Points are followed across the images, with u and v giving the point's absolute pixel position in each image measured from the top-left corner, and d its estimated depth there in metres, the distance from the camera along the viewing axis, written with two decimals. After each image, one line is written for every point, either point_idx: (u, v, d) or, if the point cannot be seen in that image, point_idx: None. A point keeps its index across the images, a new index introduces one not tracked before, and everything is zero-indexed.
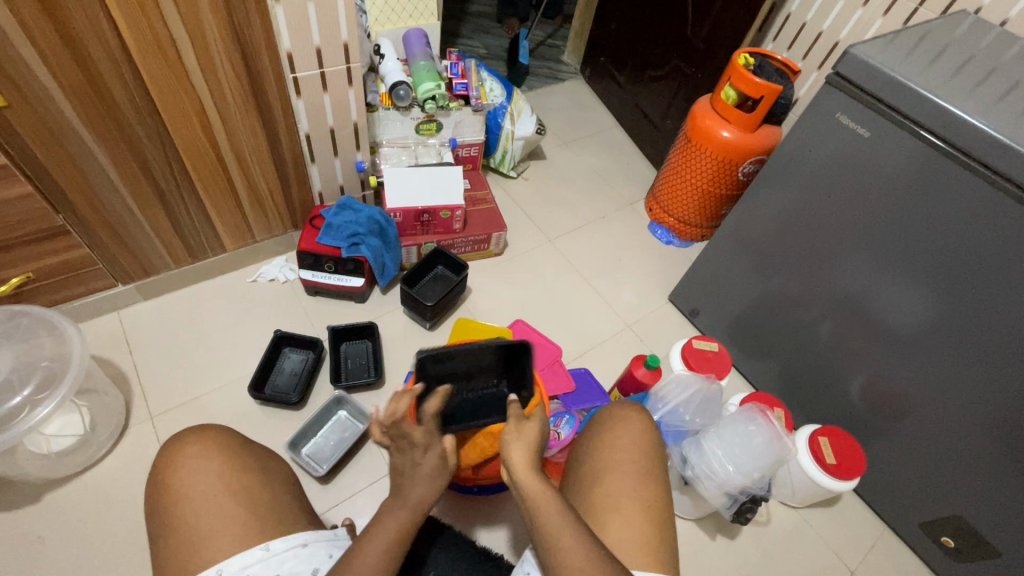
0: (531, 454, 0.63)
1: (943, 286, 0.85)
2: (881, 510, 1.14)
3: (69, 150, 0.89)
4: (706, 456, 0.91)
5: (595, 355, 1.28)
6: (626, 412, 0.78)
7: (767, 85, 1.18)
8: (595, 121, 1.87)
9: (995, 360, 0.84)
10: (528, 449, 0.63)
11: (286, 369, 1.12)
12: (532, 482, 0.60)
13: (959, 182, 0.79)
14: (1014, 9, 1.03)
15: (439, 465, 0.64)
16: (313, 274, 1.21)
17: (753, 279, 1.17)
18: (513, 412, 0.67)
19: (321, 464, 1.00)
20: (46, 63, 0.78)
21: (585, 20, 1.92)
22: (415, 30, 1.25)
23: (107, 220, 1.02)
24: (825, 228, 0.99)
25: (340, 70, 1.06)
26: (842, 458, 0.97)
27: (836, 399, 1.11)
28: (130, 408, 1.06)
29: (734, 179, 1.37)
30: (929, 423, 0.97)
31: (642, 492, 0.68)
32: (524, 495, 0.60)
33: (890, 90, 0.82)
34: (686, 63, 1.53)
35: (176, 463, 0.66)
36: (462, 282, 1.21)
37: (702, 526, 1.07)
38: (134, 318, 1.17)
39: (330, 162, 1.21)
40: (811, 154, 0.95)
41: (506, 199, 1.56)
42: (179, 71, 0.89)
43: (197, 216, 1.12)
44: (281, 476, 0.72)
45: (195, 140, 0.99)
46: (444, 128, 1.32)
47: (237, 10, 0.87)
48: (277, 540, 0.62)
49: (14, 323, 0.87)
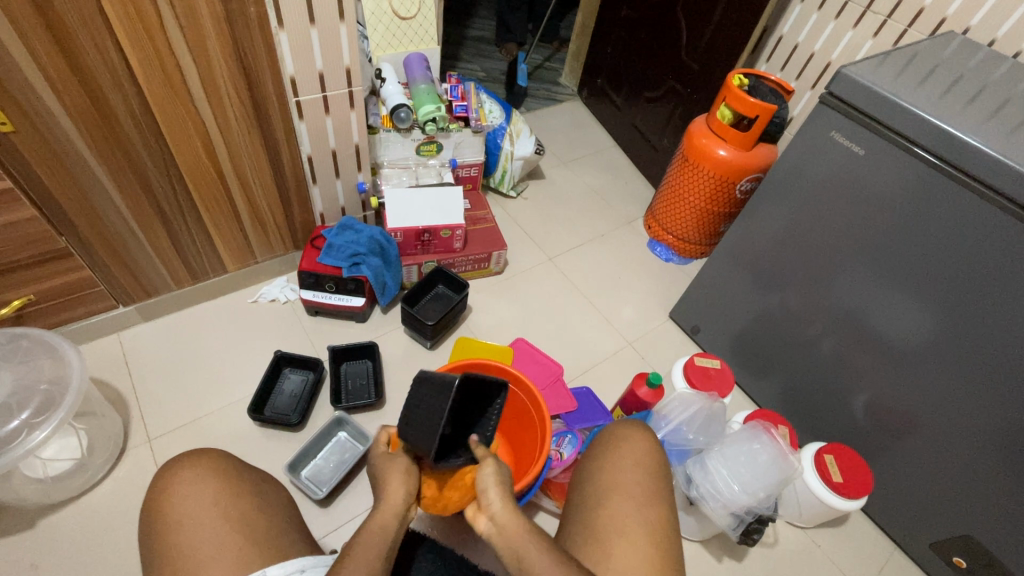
0: (507, 494, 0.59)
1: (942, 302, 0.86)
2: (892, 531, 1.12)
3: (73, 172, 0.90)
4: (711, 475, 0.90)
5: (597, 373, 1.27)
6: (630, 431, 0.78)
7: (761, 105, 1.20)
8: (593, 141, 1.89)
9: (996, 375, 0.84)
10: (505, 488, 0.60)
11: (286, 391, 1.12)
12: (514, 526, 0.57)
13: (953, 196, 0.80)
14: (1001, 30, 1.05)
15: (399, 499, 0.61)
16: (314, 294, 1.21)
17: (752, 295, 1.18)
18: (482, 451, 0.61)
19: (320, 487, 0.99)
20: (53, 87, 0.80)
21: (582, 43, 1.96)
22: (415, 55, 1.27)
23: (108, 241, 1.02)
24: (824, 243, 0.99)
25: (343, 94, 1.08)
26: (849, 476, 0.96)
27: (840, 416, 1.11)
28: (128, 432, 1.05)
29: (732, 197, 1.38)
30: (934, 440, 0.96)
31: (646, 514, 0.67)
32: (508, 540, 0.57)
33: (882, 108, 0.83)
34: (682, 84, 1.55)
35: (171, 488, 0.65)
36: (462, 301, 1.21)
37: (708, 547, 1.05)
38: (133, 340, 1.17)
39: (331, 183, 1.22)
40: (807, 171, 0.96)
41: (506, 218, 1.57)
42: (184, 96, 0.90)
43: (200, 239, 1.13)
44: (279, 500, 0.71)
45: (198, 161, 1.00)
46: (444, 149, 1.33)
47: (242, 37, 0.89)
48: (276, 566, 0.60)
49: (14, 346, 0.87)
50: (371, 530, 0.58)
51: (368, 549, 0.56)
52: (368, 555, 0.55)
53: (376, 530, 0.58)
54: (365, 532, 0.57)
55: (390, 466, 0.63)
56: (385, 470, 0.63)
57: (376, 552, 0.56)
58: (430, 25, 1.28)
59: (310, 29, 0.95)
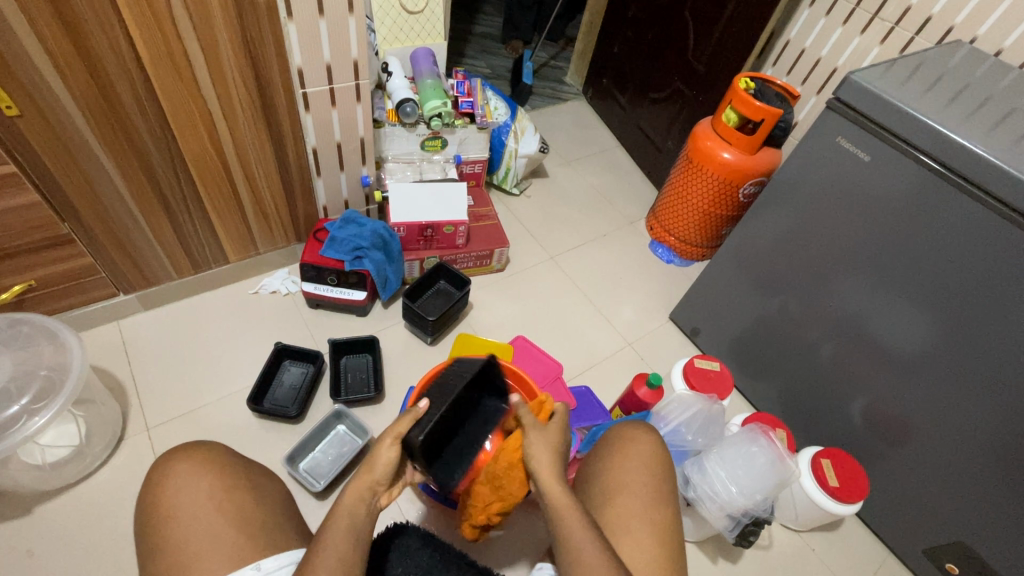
0: (549, 458, 0.64)
1: (942, 310, 0.86)
2: (886, 537, 1.12)
3: (77, 159, 0.89)
4: (709, 477, 0.90)
5: (596, 372, 1.27)
6: (637, 433, 0.77)
7: (766, 108, 1.20)
8: (598, 142, 1.89)
9: (998, 384, 0.84)
10: (546, 453, 0.65)
11: (286, 382, 1.12)
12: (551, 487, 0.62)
13: (954, 204, 0.80)
14: (1008, 40, 1.05)
15: (365, 496, 0.59)
16: (316, 287, 1.21)
17: (753, 299, 1.18)
18: (527, 420, 0.67)
19: (319, 480, 0.98)
20: (60, 73, 0.80)
21: (588, 42, 1.96)
22: (423, 49, 1.27)
23: (111, 229, 1.02)
24: (825, 249, 0.99)
25: (350, 87, 1.08)
26: (845, 481, 0.96)
27: (838, 421, 1.11)
28: (127, 420, 1.04)
29: (735, 201, 1.39)
30: (930, 448, 0.97)
31: (651, 514, 0.67)
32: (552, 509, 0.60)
33: (889, 115, 0.83)
34: (688, 86, 1.55)
35: (166, 480, 0.65)
36: (463, 297, 1.21)
37: (704, 548, 1.06)
38: (133, 328, 1.17)
39: (336, 176, 1.22)
40: (811, 177, 0.97)
41: (508, 215, 1.57)
42: (191, 86, 0.90)
43: (203, 230, 1.13)
44: (274, 495, 0.70)
45: (203, 151, 1.00)
46: (449, 145, 1.33)
47: (251, 28, 0.89)
48: (268, 559, 0.60)
49: (14, 331, 0.86)
50: (337, 515, 0.57)
51: (337, 533, 0.56)
52: (340, 540, 0.55)
53: (341, 518, 0.57)
54: (336, 517, 0.57)
55: (380, 451, 0.61)
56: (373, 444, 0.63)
57: (346, 535, 0.56)
58: (437, 20, 1.28)
59: (318, 20, 0.94)
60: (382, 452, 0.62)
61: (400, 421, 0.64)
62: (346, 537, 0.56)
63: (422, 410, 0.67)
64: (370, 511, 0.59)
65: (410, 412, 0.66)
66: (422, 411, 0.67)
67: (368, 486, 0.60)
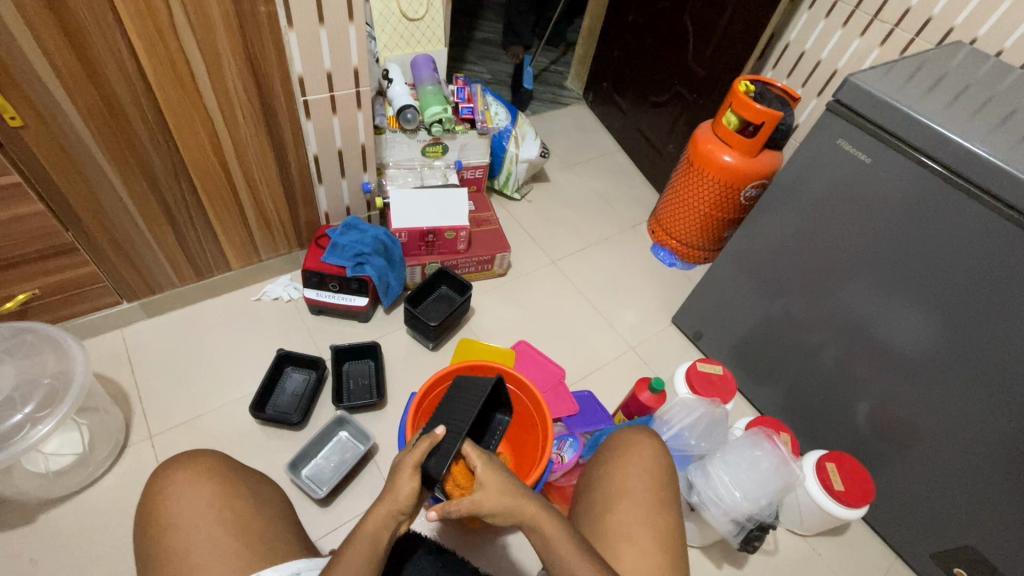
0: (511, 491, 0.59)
1: (946, 311, 0.85)
2: (893, 541, 1.11)
3: (81, 168, 0.90)
4: (712, 482, 0.89)
5: (599, 376, 1.27)
6: (639, 437, 0.77)
7: (767, 111, 1.20)
8: (599, 145, 1.89)
9: (1003, 386, 0.83)
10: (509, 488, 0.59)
11: (287, 389, 1.12)
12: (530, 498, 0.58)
13: (956, 205, 0.80)
14: (1009, 40, 1.05)
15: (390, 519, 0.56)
16: (317, 293, 1.21)
17: (756, 302, 1.18)
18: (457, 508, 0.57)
19: (321, 486, 0.98)
20: (64, 84, 0.80)
21: (588, 47, 1.96)
22: (422, 56, 1.26)
23: (114, 237, 1.02)
24: (828, 250, 0.99)
25: (350, 95, 1.08)
26: (851, 485, 0.95)
27: (843, 424, 1.10)
28: (130, 427, 1.05)
29: (736, 204, 1.39)
30: (936, 451, 0.96)
31: (654, 521, 0.67)
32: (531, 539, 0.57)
33: (891, 117, 0.83)
34: (687, 90, 1.56)
35: (165, 490, 0.65)
36: (464, 302, 1.21)
37: (708, 554, 1.05)
38: (135, 336, 1.17)
39: (337, 182, 1.23)
40: (812, 180, 0.96)
41: (509, 220, 1.58)
42: (193, 95, 0.91)
43: (206, 240, 1.14)
44: (275, 502, 0.70)
45: (204, 158, 1.00)
46: (450, 151, 1.34)
47: (252, 37, 0.89)
48: (268, 569, 0.60)
49: (18, 340, 0.86)
50: (361, 535, 0.55)
51: (357, 554, 0.54)
52: (358, 561, 0.54)
53: (365, 536, 0.55)
54: (356, 539, 0.55)
55: (401, 484, 0.57)
56: (395, 469, 0.58)
57: (367, 558, 0.54)
58: (437, 27, 1.28)
59: (318, 29, 0.95)
60: (400, 483, 0.57)
61: (418, 448, 0.59)
62: (365, 560, 0.54)
63: (440, 436, 0.63)
64: (392, 537, 0.57)
65: (428, 437, 0.61)
66: (439, 437, 0.63)
67: (392, 514, 0.57)
